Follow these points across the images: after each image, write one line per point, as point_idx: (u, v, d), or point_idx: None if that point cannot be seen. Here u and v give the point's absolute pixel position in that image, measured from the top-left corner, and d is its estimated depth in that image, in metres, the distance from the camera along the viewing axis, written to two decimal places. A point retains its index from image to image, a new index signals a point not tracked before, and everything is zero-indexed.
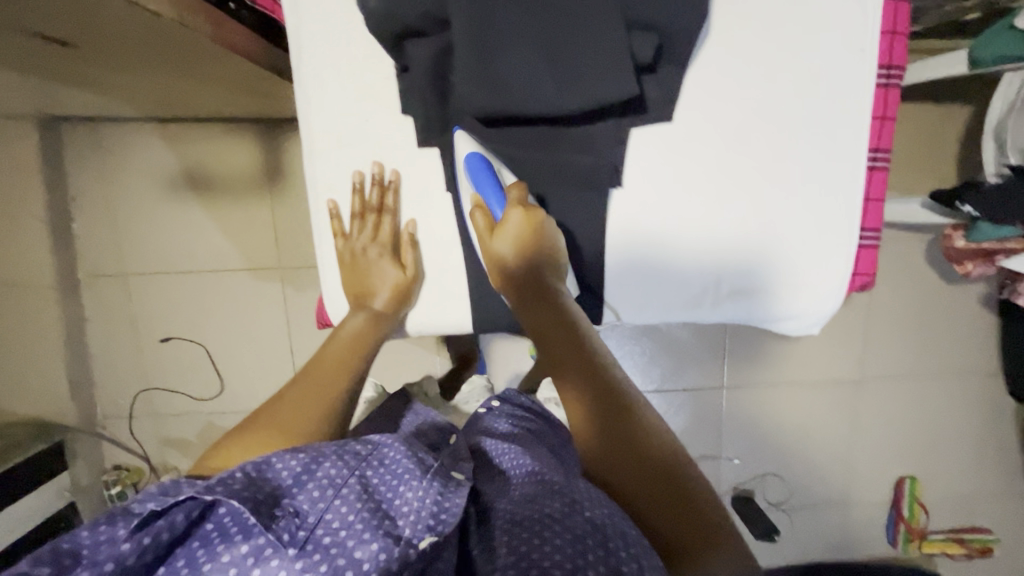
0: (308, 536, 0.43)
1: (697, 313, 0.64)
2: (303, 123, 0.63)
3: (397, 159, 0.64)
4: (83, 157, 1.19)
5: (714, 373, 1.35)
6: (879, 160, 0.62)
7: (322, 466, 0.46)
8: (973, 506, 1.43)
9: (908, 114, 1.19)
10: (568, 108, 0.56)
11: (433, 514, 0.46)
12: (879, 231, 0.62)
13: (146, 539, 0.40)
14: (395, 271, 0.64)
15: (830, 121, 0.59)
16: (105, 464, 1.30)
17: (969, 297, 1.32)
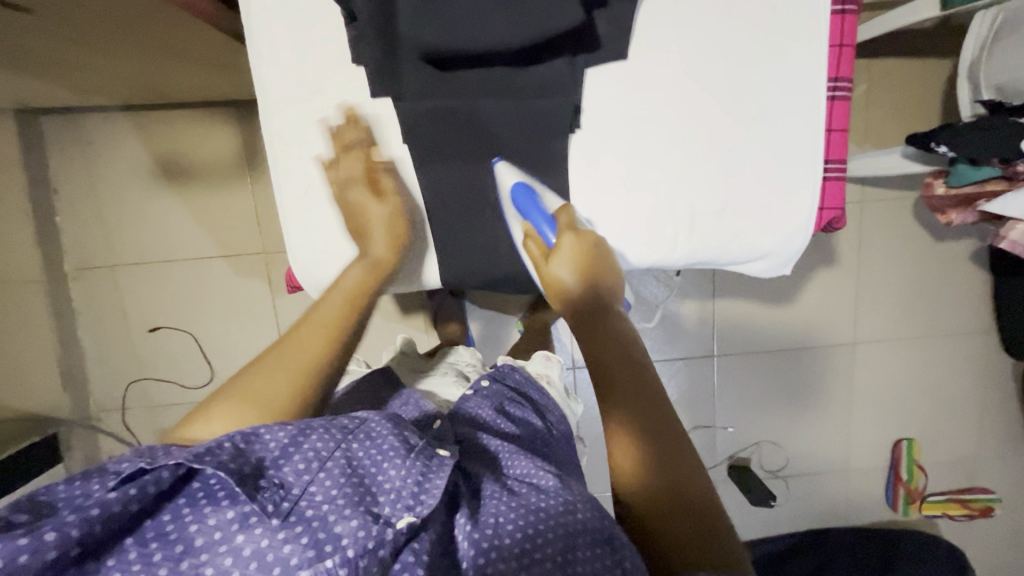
0: (292, 507, 0.44)
1: (669, 258, 0.64)
2: (255, 78, 0.62)
3: (354, 113, 0.63)
4: (63, 149, 1.19)
5: (705, 341, 1.34)
6: (840, 89, 0.63)
7: (310, 439, 0.48)
8: (974, 466, 1.42)
9: (885, 67, 1.18)
10: (517, 40, 0.59)
11: (413, 494, 0.48)
12: (843, 162, 0.64)
13: (133, 490, 0.41)
14: (376, 206, 0.62)
15: (787, 51, 0.59)
16: (101, 457, 1.31)
17: (961, 253, 1.30)
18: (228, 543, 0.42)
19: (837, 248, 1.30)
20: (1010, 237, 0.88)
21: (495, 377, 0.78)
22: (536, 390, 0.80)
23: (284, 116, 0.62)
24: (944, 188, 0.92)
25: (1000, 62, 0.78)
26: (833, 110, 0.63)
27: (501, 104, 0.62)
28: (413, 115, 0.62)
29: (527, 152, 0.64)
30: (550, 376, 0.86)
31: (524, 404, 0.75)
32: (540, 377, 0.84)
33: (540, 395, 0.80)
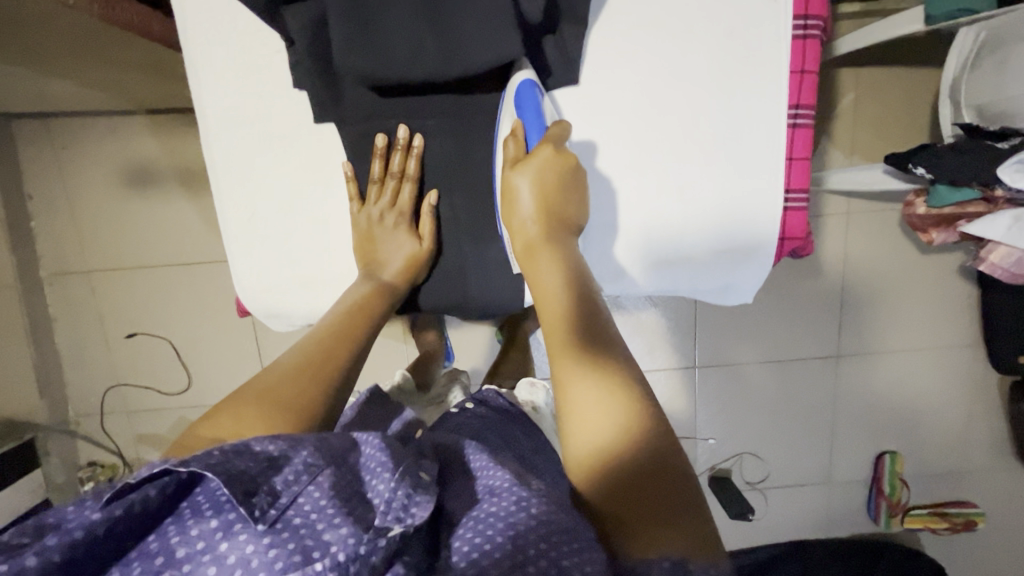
0: (279, 515, 0.36)
1: (624, 286, 0.66)
2: (196, 104, 0.61)
3: (297, 137, 0.62)
4: (38, 152, 1.18)
5: (686, 353, 1.32)
6: (801, 116, 0.61)
7: (301, 449, 0.40)
8: (957, 481, 1.40)
9: (871, 78, 1.15)
10: (451, 73, 0.55)
11: (400, 505, 0.38)
12: (805, 193, 0.62)
13: (118, 511, 0.35)
14: (410, 242, 0.64)
15: (743, 77, 0.59)
16: (80, 461, 1.31)
17: (949, 267, 1.28)
18: (211, 552, 0.34)
19: (822, 260, 1.28)
20: (991, 259, 0.87)
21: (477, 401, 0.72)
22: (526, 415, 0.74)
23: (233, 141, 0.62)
24: (924, 207, 0.90)
25: (985, 83, 0.77)
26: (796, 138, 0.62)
27: (456, 124, 0.62)
28: (357, 143, 0.62)
29: (480, 176, 0.63)
30: (535, 401, 0.85)
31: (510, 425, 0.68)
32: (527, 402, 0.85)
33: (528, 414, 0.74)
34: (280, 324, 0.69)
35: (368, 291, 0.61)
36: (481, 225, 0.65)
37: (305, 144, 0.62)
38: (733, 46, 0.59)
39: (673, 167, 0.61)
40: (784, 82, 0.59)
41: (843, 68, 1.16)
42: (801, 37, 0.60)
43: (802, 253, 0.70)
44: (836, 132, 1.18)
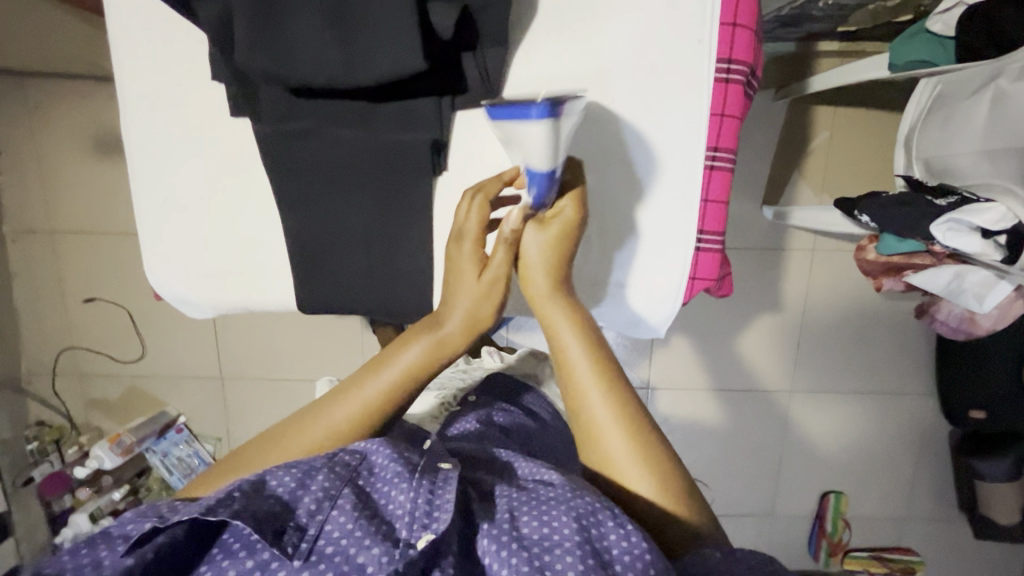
0: (312, 546, 0.46)
1: None
2: (119, 86, 0.61)
3: (217, 127, 0.62)
4: (9, 109, 1.17)
5: (640, 374, 1.32)
6: (719, 159, 0.62)
7: (315, 479, 0.50)
8: (899, 527, 1.40)
9: (844, 119, 1.15)
10: (359, 79, 0.54)
11: (426, 513, 0.49)
12: (718, 235, 0.63)
13: (149, 554, 0.45)
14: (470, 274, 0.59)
15: (665, 117, 0.59)
16: (29, 419, 1.32)
17: (908, 314, 1.28)
18: None
19: (784, 294, 1.27)
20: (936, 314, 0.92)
21: (484, 392, 0.82)
22: (527, 394, 0.83)
23: (155, 128, 0.62)
24: (875, 254, 0.89)
25: (935, 136, 0.79)
26: (713, 180, 0.63)
27: (362, 136, 0.60)
28: (267, 142, 0.60)
29: (392, 188, 0.62)
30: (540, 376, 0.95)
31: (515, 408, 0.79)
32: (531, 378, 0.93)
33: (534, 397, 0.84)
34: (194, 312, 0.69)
35: (425, 359, 0.57)
36: (391, 233, 0.63)
37: (222, 136, 0.62)
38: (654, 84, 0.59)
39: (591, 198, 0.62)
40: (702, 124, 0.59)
41: (822, 105, 1.15)
42: (723, 81, 0.60)
43: (720, 293, 0.71)
44: (807, 169, 1.17)
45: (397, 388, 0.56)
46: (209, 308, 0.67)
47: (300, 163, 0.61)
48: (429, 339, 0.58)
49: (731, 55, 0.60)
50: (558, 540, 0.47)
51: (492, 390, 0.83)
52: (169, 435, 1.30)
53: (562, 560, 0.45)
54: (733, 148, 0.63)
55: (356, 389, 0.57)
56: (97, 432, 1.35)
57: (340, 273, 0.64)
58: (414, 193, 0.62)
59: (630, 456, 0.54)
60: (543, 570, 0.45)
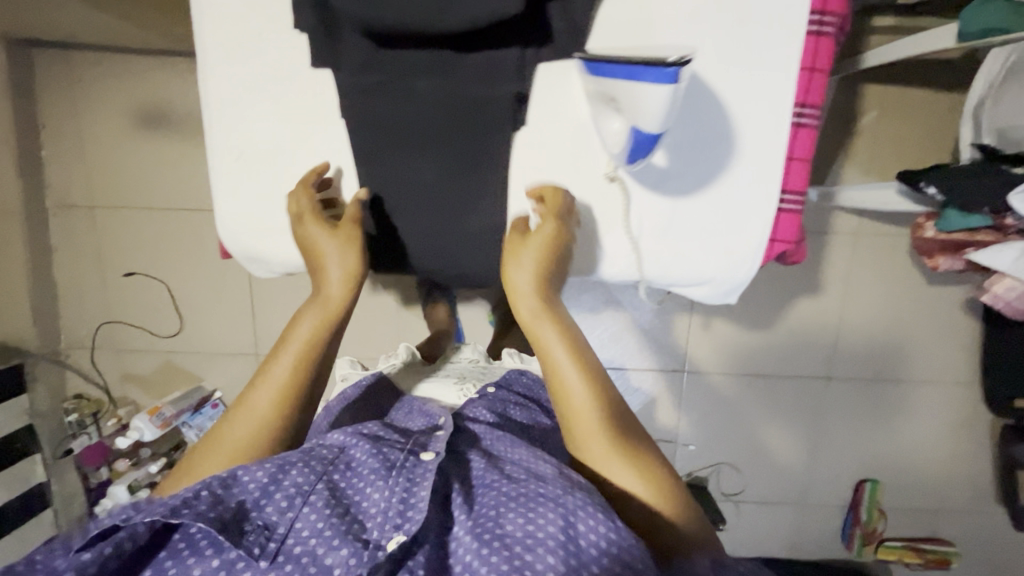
0: (279, 546, 0.51)
1: (617, 270, 0.69)
2: (196, 36, 0.63)
3: (297, 78, 0.64)
4: (54, 82, 1.18)
5: (677, 356, 1.31)
6: (806, 115, 0.64)
7: (289, 477, 0.55)
8: (936, 518, 1.38)
9: (895, 98, 1.12)
10: (445, 24, 0.57)
11: (399, 512, 0.54)
12: (800, 194, 0.66)
13: (108, 549, 0.48)
14: (338, 260, 0.65)
15: (757, 70, 0.61)
16: (66, 393, 1.33)
17: (953, 300, 1.25)
18: None
19: (824, 278, 1.25)
20: (993, 290, 0.85)
21: (502, 386, 0.86)
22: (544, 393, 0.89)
23: (238, 85, 0.64)
24: (933, 231, 0.88)
25: (1013, 105, 0.76)
26: (798, 136, 0.65)
27: (438, 86, 0.62)
28: (353, 88, 0.62)
29: (472, 140, 0.65)
30: None
31: (529, 406, 0.83)
32: None
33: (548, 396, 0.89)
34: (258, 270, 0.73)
35: (317, 324, 0.65)
36: (466, 187, 0.66)
37: (300, 86, 0.64)
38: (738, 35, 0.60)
39: (689, 160, 0.64)
40: (793, 78, 0.61)
41: (871, 84, 1.13)
42: (815, 34, 0.62)
43: (792, 260, 0.73)
44: (854, 149, 1.15)
45: (301, 354, 0.64)
46: (281, 259, 0.70)
47: (386, 116, 0.64)
48: (319, 307, 0.66)
49: (822, 10, 0.62)
50: (540, 538, 0.50)
51: (508, 387, 0.87)
52: (205, 410, 1.30)
53: (542, 560, 0.48)
54: (818, 106, 0.65)
55: (264, 373, 0.63)
56: (133, 406, 1.36)
57: (420, 225, 0.68)
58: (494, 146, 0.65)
59: (607, 449, 0.60)
60: (520, 568, 0.48)
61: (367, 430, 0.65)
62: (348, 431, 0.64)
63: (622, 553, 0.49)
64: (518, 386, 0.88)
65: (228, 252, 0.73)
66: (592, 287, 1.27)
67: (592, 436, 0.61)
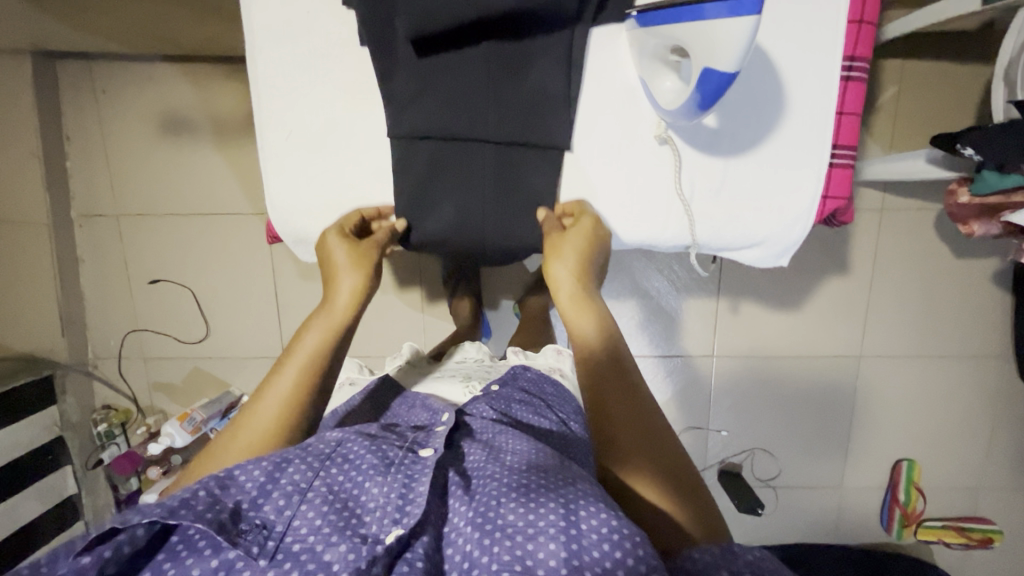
0: (278, 545, 0.47)
1: (679, 228, 0.73)
2: (247, 21, 0.69)
3: (347, 57, 0.70)
4: (77, 93, 1.19)
5: (706, 341, 1.30)
6: (855, 68, 0.69)
7: (286, 473, 0.52)
8: (976, 496, 1.36)
9: (913, 70, 1.13)
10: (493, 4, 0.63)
11: (399, 508, 0.52)
12: (850, 149, 0.71)
13: (108, 552, 0.44)
14: (349, 277, 0.68)
15: (805, 29, 0.65)
16: (95, 404, 1.33)
17: (982, 273, 1.25)
18: None
19: (850, 256, 1.25)
20: None
21: (506, 383, 0.82)
22: (551, 384, 0.85)
23: (293, 72, 0.70)
24: (967, 196, 0.88)
25: None
26: (848, 90, 0.70)
27: (478, 62, 0.68)
28: (405, 66, 0.68)
29: (512, 111, 0.69)
30: (561, 368, 0.93)
31: (534, 403, 0.78)
32: (553, 369, 0.91)
33: (555, 391, 0.84)
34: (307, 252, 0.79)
35: (323, 337, 0.64)
36: (509, 153, 0.71)
37: (346, 64, 0.70)
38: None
39: (746, 115, 0.68)
40: (845, 29, 0.66)
41: (889, 57, 1.13)
42: None
43: (843, 219, 0.77)
44: (875, 125, 1.16)
45: (309, 363, 0.62)
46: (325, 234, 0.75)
47: (440, 90, 0.69)
48: (324, 314, 0.66)
49: None
50: (541, 527, 0.47)
51: (513, 382, 0.82)
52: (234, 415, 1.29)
53: (544, 548, 0.45)
54: (867, 57, 0.70)
55: (268, 384, 0.61)
56: (162, 415, 1.35)
57: (475, 187, 0.72)
58: (539, 101, 0.69)
59: (630, 436, 0.57)
60: (524, 561, 0.45)
61: (366, 431, 0.63)
62: (346, 431, 0.62)
63: (621, 556, 0.45)
64: (524, 381, 0.83)
65: (276, 234, 0.80)
66: (617, 276, 1.26)
67: (613, 427, 0.58)
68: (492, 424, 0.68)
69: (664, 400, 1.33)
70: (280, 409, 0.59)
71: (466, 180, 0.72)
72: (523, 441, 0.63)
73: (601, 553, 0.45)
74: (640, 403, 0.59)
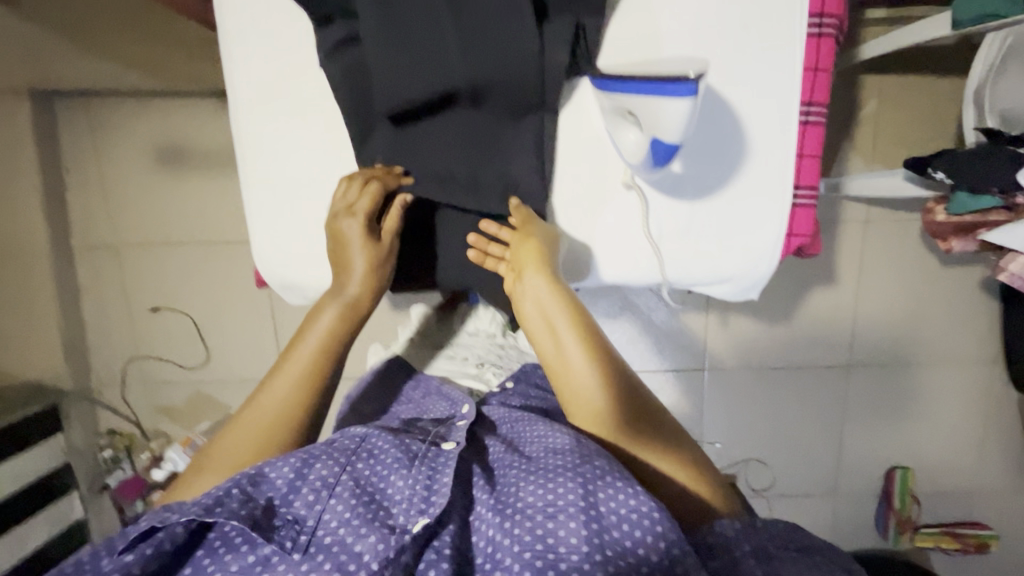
0: (310, 539, 0.53)
1: (650, 269, 0.74)
2: (229, 83, 0.72)
3: (326, 120, 0.73)
4: (73, 127, 1.22)
5: (696, 354, 1.32)
6: (812, 113, 0.72)
7: (314, 468, 0.57)
8: (970, 500, 1.37)
9: (892, 85, 1.14)
10: (466, 74, 0.66)
11: (423, 498, 0.56)
12: (812, 189, 0.73)
13: (149, 549, 0.50)
14: (365, 247, 0.71)
15: (766, 80, 0.68)
16: (100, 429, 1.36)
17: (969, 281, 1.26)
18: None
19: (839, 266, 1.26)
20: (1010, 268, 0.86)
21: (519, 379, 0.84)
22: None
23: (274, 132, 0.73)
24: (944, 214, 0.90)
25: None
26: (807, 133, 0.72)
27: (453, 125, 0.71)
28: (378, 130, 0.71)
29: (482, 169, 0.72)
30: None
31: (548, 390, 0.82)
32: None
33: None
34: (296, 296, 0.79)
35: (339, 317, 0.71)
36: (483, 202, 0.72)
37: (324, 126, 0.73)
38: (738, 26, 0.67)
39: (728, 151, 0.70)
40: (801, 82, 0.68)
41: (869, 73, 1.14)
42: (816, 35, 0.70)
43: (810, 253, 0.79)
44: (858, 139, 1.17)
45: (323, 346, 0.70)
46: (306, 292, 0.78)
47: (413, 153, 0.72)
48: (343, 300, 0.71)
49: (820, 12, 0.70)
50: (562, 506, 0.53)
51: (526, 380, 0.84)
52: None
53: (565, 527, 0.52)
54: (824, 103, 0.72)
55: (280, 368, 0.69)
56: (165, 439, 1.37)
57: (455, 239, 0.76)
58: (511, 159, 0.71)
59: (620, 414, 0.65)
60: (549, 541, 0.51)
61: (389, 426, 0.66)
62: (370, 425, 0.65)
63: (658, 528, 0.51)
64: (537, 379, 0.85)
65: (263, 279, 0.81)
66: (607, 292, 1.28)
67: (606, 409, 0.65)
68: (510, 413, 0.72)
69: None
70: (290, 396, 0.66)
71: (444, 231, 0.76)
72: (547, 425, 0.66)
73: (623, 533, 0.52)
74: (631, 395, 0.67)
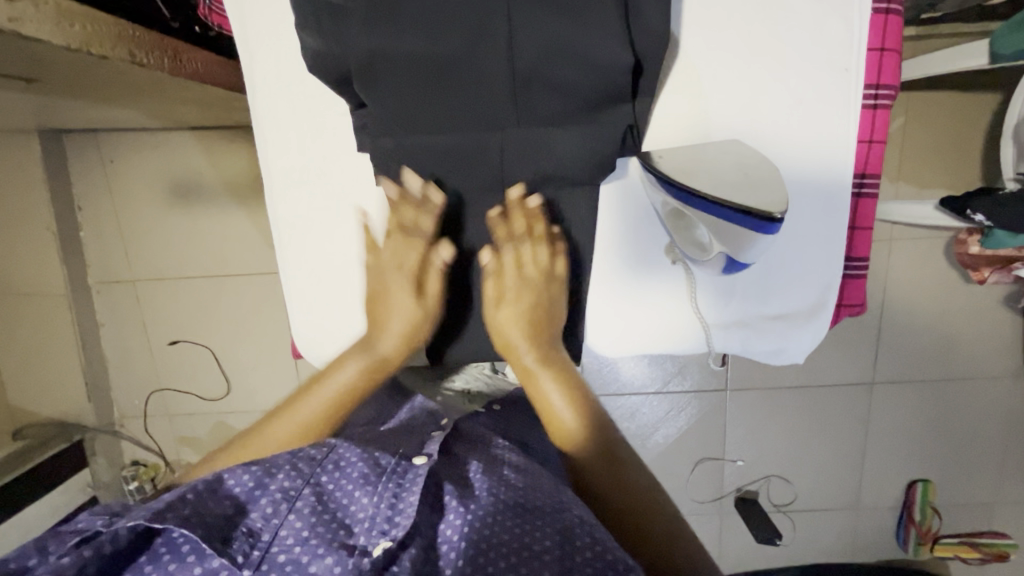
0: (264, 555, 0.49)
1: (696, 341, 0.78)
2: (262, 161, 0.75)
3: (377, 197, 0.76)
4: (87, 165, 1.21)
5: (717, 374, 1.31)
6: (867, 186, 0.73)
7: (276, 479, 0.55)
8: (990, 511, 1.38)
9: (919, 104, 1.12)
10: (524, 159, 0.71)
11: (387, 518, 0.54)
12: (865, 261, 0.76)
13: (89, 553, 0.45)
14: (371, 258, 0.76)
15: (814, 153, 0.71)
16: (124, 460, 1.36)
17: (994, 297, 1.25)
18: None
19: None
20: None
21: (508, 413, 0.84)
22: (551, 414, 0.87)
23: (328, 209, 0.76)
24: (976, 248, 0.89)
25: None
26: (861, 206, 0.74)
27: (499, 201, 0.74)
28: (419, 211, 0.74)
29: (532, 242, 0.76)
30: None
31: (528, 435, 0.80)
32: None
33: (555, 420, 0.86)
34: None
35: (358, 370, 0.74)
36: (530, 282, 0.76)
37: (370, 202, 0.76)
38: (786, 113, 0.70)
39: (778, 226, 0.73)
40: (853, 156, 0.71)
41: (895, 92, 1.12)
42: (871, 106, 0.72)
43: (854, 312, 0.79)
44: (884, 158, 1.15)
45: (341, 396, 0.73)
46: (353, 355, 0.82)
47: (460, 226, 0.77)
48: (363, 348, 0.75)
49: (876, 82, 0.71)
50: (528, 543, 0.50)
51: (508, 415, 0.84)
52: None
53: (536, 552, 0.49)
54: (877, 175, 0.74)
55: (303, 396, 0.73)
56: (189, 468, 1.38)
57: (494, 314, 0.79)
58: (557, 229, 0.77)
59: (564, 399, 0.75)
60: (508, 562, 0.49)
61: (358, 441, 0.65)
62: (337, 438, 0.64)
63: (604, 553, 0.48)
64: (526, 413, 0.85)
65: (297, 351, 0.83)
66: None
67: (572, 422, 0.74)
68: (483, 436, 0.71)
69: (680, 431, 1.34)
70: (310, 426, 0.71)
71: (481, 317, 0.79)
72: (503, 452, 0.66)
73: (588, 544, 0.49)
74: (571, 370, 0.78)
